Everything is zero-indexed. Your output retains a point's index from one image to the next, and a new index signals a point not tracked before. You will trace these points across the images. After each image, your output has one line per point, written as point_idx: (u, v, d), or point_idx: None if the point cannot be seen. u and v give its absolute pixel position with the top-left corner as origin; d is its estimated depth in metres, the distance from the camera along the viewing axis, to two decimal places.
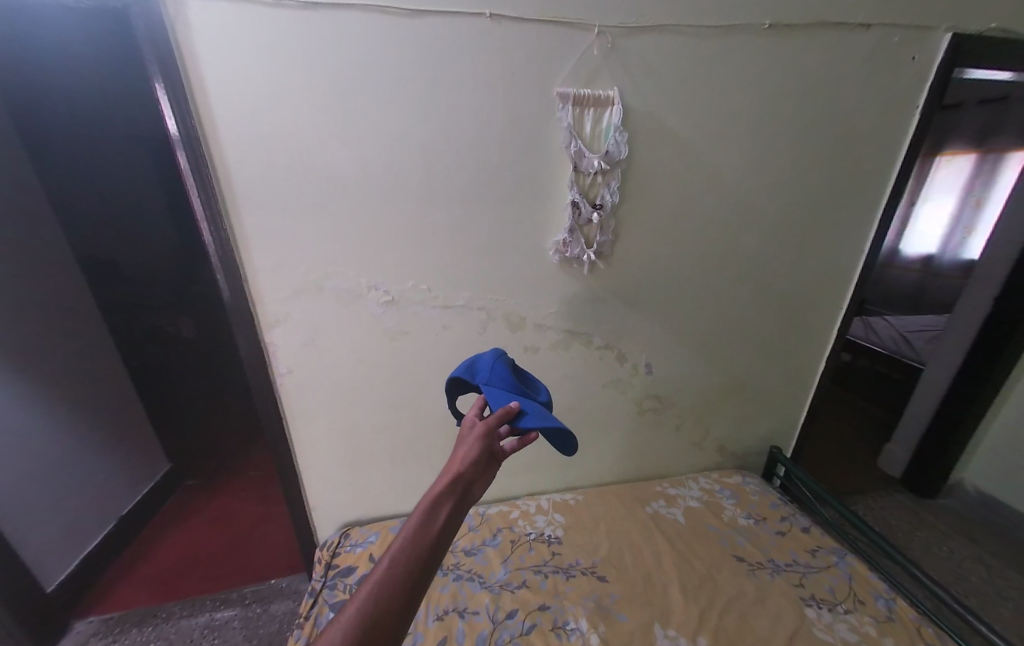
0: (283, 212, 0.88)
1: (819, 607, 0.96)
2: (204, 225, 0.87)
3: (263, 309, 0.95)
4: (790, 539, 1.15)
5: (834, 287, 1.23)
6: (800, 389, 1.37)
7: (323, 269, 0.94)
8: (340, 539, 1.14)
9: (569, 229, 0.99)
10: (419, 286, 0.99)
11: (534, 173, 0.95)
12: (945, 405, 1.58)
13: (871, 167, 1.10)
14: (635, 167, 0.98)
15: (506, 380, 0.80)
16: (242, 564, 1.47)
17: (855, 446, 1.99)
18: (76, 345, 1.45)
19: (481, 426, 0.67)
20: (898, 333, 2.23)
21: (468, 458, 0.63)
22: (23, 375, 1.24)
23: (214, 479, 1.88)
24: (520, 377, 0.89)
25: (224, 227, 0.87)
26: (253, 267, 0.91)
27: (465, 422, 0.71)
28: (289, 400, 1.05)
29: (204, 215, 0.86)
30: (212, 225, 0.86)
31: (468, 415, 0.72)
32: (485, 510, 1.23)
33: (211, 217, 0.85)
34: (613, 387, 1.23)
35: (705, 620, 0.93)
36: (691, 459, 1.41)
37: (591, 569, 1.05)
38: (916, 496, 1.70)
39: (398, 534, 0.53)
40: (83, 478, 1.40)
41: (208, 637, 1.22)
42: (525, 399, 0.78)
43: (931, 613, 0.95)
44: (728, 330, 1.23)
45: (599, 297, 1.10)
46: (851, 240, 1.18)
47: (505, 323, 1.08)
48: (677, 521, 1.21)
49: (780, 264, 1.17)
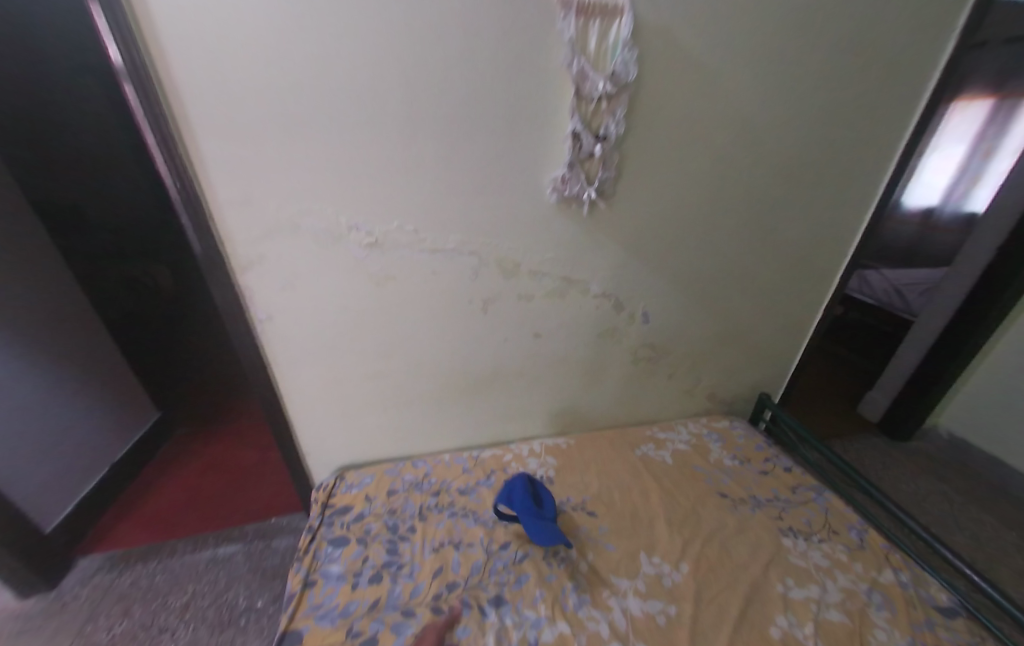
0: (246, 137, 0.78)
1: (795, 536, 1.03)
2: (156, 153, 0.76)
3: (234, 249, 0.87)
4: (772, 477, 1.20)
5: (843, 232, 1.19)
6: (793, 338, 1.38)
7: (298, 204, 0.86)
8: (334, 481, 1.15)
9: (569, 163, 0.91)
10: (404, 226, 0.92)
11: (532, 96, 0.85)
12: (931, 354, 1.61)
13: (896, 101, 1.02)
14: (643, 91, 0.88)
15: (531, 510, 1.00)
16: (241, 505, 1.50)
17: (839, 394, 2.04)
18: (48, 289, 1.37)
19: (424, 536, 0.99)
20: (890, 284, 2.22)
21: (408, 552, 0.95)
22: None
23: (207, 425, 1.87)
24: (540, 499, 1.05)
25: (181, 155, 0.77)
26: (217, 202, 0.83)
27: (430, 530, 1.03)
28: (272, 347, 1.01)
29: (154, 139, 0.75)
30: (165, 153, 0.76)
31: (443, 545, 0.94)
32: (478, 454, 1.25)
33: (162, 140, 0.75)
34: (608, 336, 1.21)
35: (688, 550, 0.98)
36: (681, 406, 1.43)
37: (581, 506, 1.09)
38: (889, 439, 1.77)
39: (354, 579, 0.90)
40: (69, 425, 1.38)
41: (213, 569, 1.27)
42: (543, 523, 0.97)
43: (897, 539, 1.02)
44: (729, 278, 1.19)
45: (598, 241, 1.04)
46: (866, 181, 1.12)
47: (497, 269, 1.02)
48: (665, 462, 1.24)
49: (788, 208, 1.11)
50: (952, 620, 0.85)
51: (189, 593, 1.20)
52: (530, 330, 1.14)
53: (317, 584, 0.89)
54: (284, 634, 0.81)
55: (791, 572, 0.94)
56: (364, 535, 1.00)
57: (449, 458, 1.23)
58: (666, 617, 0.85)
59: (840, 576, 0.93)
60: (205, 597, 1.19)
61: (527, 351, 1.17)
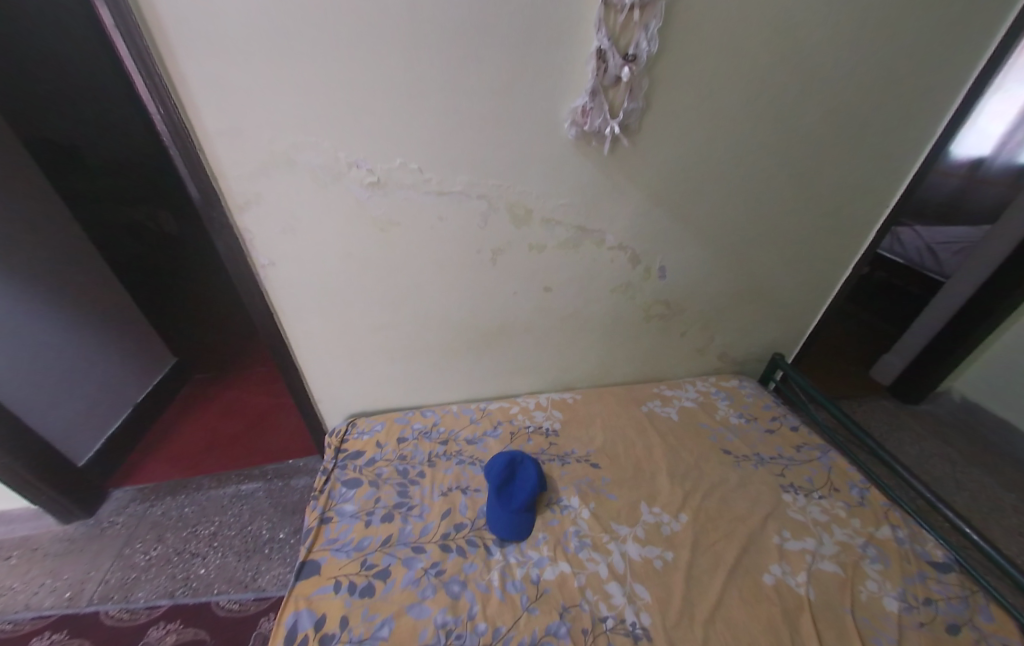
0: (231, 56, 0.70)
1: (795, 492, 1.04)
2: (133, 70, 0.69)
3: (229, 188, 0.83)
4: (778, 436, 1.20)
5: (886, 178, 1.09)
6: (815, 296, 1.32)
7: (292, 136, 0.79)
8: (346, 428, 1.18)
9: (591, 91, 0.82)
10: (408, 165, 0.86)
11: (551, 11, 0.75)
12: (958, 317, 1.55)
13: (971, 20, 0.88)
14: (677, 8, 0.77)
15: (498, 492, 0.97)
16: (260, 446, 1.58)
17: (853, 356, 2.00)
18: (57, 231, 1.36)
19: (433, 481, 1.03)
20: (923, 242, 2.10)
21: (418, 495, 0.99)
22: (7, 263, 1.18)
23: (223, 372, 1.93)
24: (514, 473, 1.01)
25: (161, 75, 0.70)
26: (205, 133, 0.76)
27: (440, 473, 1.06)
28: (277, 294, 0.99)
29: (131, 58, 0.68)
30: (144, 71, 0.69)
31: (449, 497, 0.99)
32: (486, 405, 1.27)
33: (140, 59, 0.68)
34: (622, 291, 1.17)
35: (688, 501, 1.01)
36: (691, 364, 1.42)
37: (585, 458, 1.11)
38: (899, 401, 1.76)
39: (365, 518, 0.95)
40: (88, 367, 1.42)
41: (236, 503, 1.36)
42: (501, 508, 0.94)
43: (898, 498, 1.04)
44: (754, 229, 1.12)
45: (616, 186, 0.97)
46: (921, 119, 1.01)
47: (508, 216, 0.97)
48: (670, 419, 1.25)
49: (827, 151, 1.01)
50: (944, 574, 0.87)
51: (216, 523, 1.29)
52: (540, 284, 1.10)
53: (332, 520, 0.95)
54: (303, 564, 0.86)
55: (788, 525, 0.97)
56: (375, 478, 1.04)
57: (457, 408, 1.25)
58: (663, 561, 0.89)
59: (837, 530, 0.95)
60: (231, 528, 1.28)
61: (537, 306, 1.14)
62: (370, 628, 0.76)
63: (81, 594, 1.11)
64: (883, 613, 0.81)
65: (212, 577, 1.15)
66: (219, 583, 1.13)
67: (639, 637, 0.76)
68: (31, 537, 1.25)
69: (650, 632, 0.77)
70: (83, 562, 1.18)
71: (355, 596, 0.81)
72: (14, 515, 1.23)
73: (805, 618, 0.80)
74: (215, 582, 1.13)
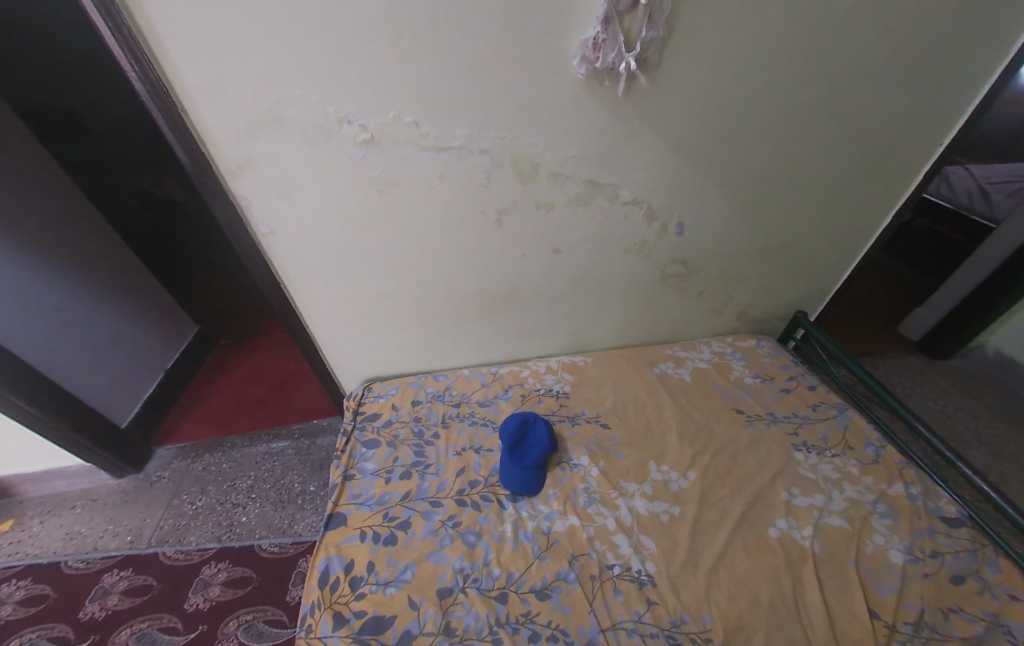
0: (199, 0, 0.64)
1: (808, 450, 1.04)
2: (98, 21, 0.64)
3: (219, 151, 0.79)
4: (795, 395, 1.18)
5: (941, 110, 0.97)
6: (846, 247, 1.24)
7: (277, 90, 0.74)
8: (363, 392, 1.22)
9: (603, 20, 0.72)
10: (403, 118, 0.80)
11: None
12: (1002, 267, 1.44)
13: None
14: None
15: (507, 455, 1.00)
16: (285, 407, 1.66)
17: (882, 310, 1.90)
18: (74, 201, 1.37)
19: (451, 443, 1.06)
20: (975, 183, 1.87)
21: (436, 457, 1.03)
22: (28, 233, 1.21)
23: (245, 338, 1.99)
24: (526, 433, 1.04)
25: (128, 25, 0.64)
26: (186, 91, 0.72)
27: (460, 434, 1.09)
28: (281, 262, 0.98)
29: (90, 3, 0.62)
30: (107, 20, 0.63)
31: (469, 458, 1.03)
32: (497, 370, 1.28)
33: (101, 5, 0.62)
34: (636, 251, 1.12)
35: (697, 460, 1.02)
36: (708, 324, 1.38)
37: (595, 418, 1.13)
38: (926, 357, 1.69)
39: (383, 480, 0.99)
40: (115, 335, 1.49)
41: (269, 460, 1.46)
42: (509, 468, 0.98)
43: (914, 454, 1.02)
44: (783, 176, 1.03)
45: (631, 132, 0.89)
46: (995, 35, 0.86)
47: (513, 172, 0.91)
48: (683, 380, 1.24)
49: (874, 78, 0.89)
50: (955, 529, 0.88)
51: (252, 477, 1.40)
52: (549, 245, 1.06)
53: (354, 477, 1.00)
54: (330, 516, 0.93)
55: (798, 482, 0.98)
56: (392, 439, 1.08)
57: (469, 373, 1.28)
58: (670, 515, 0.92)
59: (848, 487, 0.96)
60: (266, 481, 1.39)
61: (546, 269, 1.11)
62: (394, 572, 0.83)
63: (141, 538, 1.24)
64: (888, 564, 0.83)
65: (253, 524, 1.26)
66: (260, 529, 1.25)
67: (644, 583, 0.81)
68: (91, 489, 1.38)
69: (655, 579, 0.81)
70: (139, 512, 1.31)
71: (379, 544, 0.87)
72: (72, 471, 1.36)
73: (807, 568, 0.83)
74: (256, 528, 1.25)
